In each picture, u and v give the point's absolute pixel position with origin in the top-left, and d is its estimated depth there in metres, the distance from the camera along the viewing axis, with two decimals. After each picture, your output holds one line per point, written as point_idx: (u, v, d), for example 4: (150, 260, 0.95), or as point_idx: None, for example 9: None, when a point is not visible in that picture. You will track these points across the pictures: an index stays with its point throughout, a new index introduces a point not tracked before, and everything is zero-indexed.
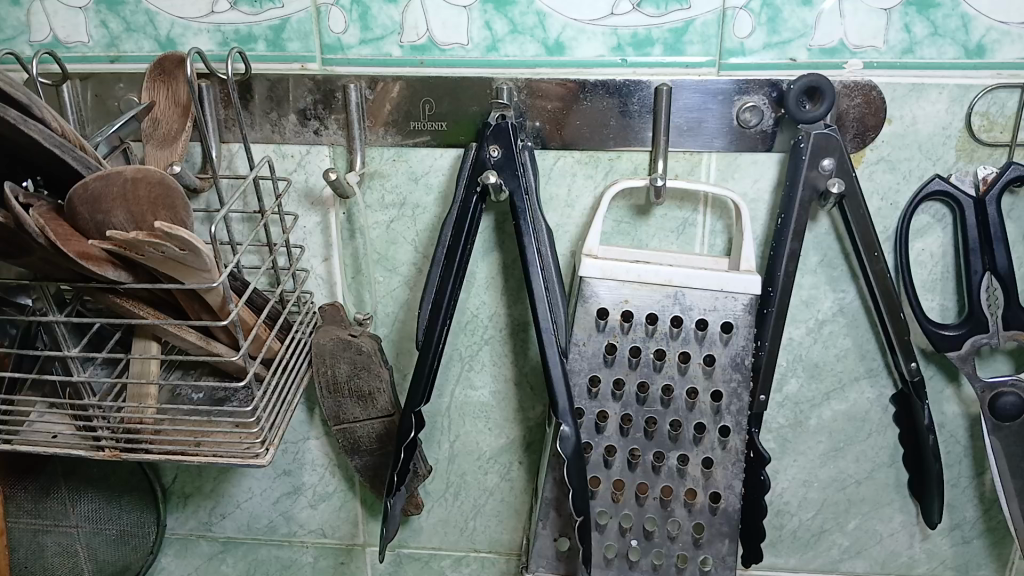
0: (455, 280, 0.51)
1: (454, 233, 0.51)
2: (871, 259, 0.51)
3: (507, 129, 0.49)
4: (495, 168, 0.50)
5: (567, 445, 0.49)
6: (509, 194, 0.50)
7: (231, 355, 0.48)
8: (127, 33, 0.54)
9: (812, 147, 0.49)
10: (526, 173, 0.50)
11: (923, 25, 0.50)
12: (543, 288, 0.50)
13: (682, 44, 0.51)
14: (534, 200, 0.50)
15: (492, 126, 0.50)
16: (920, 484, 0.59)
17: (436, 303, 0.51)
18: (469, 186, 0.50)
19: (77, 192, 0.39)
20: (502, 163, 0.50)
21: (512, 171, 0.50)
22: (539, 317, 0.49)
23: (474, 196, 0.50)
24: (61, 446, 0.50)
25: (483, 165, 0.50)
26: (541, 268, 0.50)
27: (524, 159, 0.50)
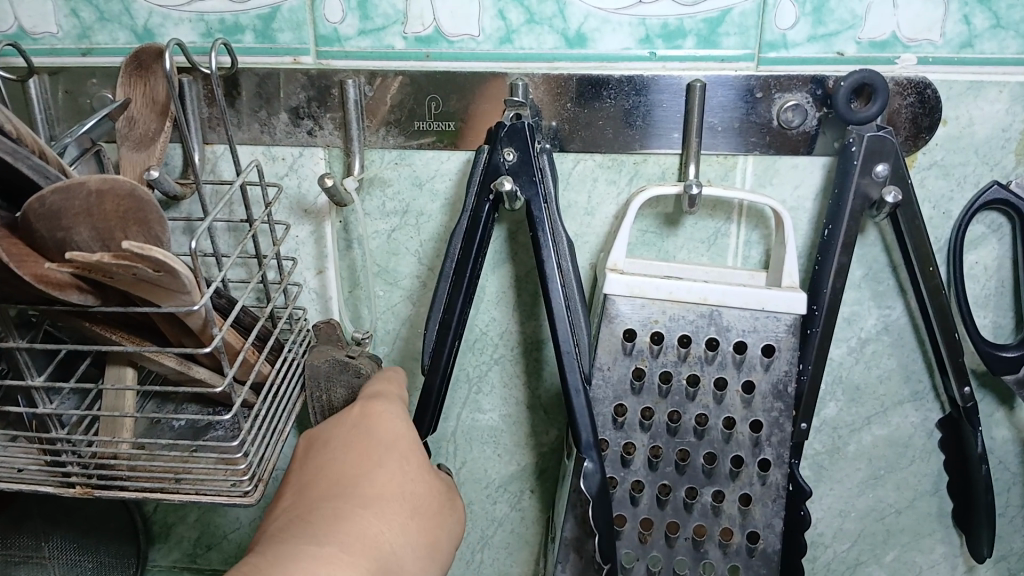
0: (466, 298, 0.46)
1: (464, 246, 0.45)
2: (925, 273, 0.46)
3: (524, 129, 0.44)
4: (509, 173, 0.44)
5: (592, 483, 0.45)
6: (525, 201, 0.45)
7: (215, 383, 0.43)
8: (99, 23, 0.49)
9: (865, 150, 0.44)
10: (545, 178, 0.45)
11: (984, 16, 0.45)
12: (564, 307, 0.45)
13: (717, 36, 0.46)
14: (555, 211, 0.45)
15: (506, 127, 0.44)
16: (967, 515, 0.54)
17: (445, 326, 0.46)
18: (479, 194, 0.45)
19: (32, 207, 0.33)
20: (518, 167, 0.44)
21: (529, 176, 0.44)
22: (559, 339, 0.45)
23: (487, 205, 0.45)
24: (27, 482, 0.45)
25: (496, 170, 0.45)
26: (563, 285, 0.45)
27: (544, 163, 0.45)
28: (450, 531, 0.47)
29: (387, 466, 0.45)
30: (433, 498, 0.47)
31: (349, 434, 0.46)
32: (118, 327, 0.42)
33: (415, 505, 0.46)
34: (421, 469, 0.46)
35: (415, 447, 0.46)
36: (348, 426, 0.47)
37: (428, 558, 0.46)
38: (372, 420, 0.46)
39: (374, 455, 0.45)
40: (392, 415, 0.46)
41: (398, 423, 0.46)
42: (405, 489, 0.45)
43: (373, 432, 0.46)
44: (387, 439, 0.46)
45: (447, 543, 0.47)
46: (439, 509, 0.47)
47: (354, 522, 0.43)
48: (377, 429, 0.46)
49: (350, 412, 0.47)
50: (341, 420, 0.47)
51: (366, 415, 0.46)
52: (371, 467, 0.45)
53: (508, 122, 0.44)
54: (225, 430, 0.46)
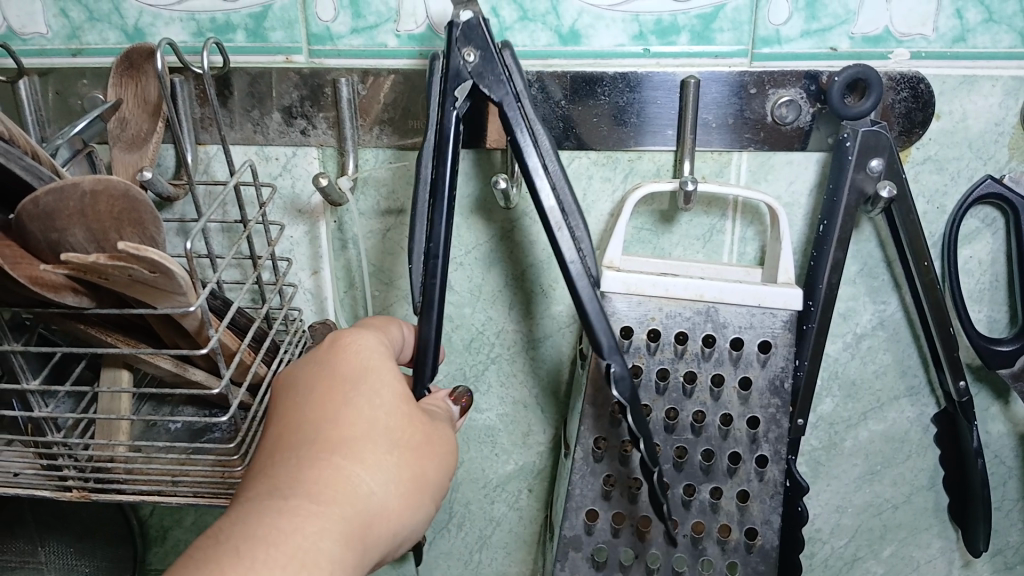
0: (448, 219, 0.41)
1: (436, 163, 0.41)
2: (920, 268, 0.46)
3: (480, 27, 0.39)
4: (471, 78, 0.40)
5: (623, 392, 0.41)
6: (498, 104, 0.40)
7: (211, 385, 0.43)
8: (90, 22, 0.48)
9: (859, 146, 0.44)
10: (511, 76, 0.40)
11: (976, 11, 0.45)
12: (559, 215, 0.41)
13: (710, 31, 0.46)
14: (529, 107, 0.41)
15: (458, 26, 0.39)
16: (963, 510, 0.54)
17: (427, 244, 0.42)
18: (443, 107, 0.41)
19: (25, 208, 0.33)
20: (476, 73, 0.40)
21: (494, 77, 0.40)
22: (562, 251, 0.41)
23: (457, 109, 0.41)
24: (23, 486, 0.45)
25: (459, 76, 0.40)
26: (553, 188, 0.41)
27: (509, 62, 0.40)
28: (444, 462, 0.40)
29: (356, 402, 0.39)
30: (420, 425, 0.40)
31: (311, 374, 0.40)
32: (114, 330, 0.42)
33: (394, 439, 0.39)
34: (398, 401, 0.39)
35: (388, 380, 0.40)
36: (312, 374, 0.40)
37: (412, 500, 0.39)
38: (339, 356, 0.40)
39: (340, 392, 0.39)
40: (359, 352, 0.40)
41: (369, 354, 0.40)
42: (381, 425, 0.39)
43: (339, 369, 0.40)
44: (355, 374, 0.39)
45: (436, 479, 0.40)
46: (426, 441, 0.39)
47: (320, 472, 0.37)
48: (344, 370, 0.40)
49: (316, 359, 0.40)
50: (304, 363, 0.41)
51: (334, 350, 0.40)
52: (336, 408, 0.39)
53: (462, 20, 0.39)
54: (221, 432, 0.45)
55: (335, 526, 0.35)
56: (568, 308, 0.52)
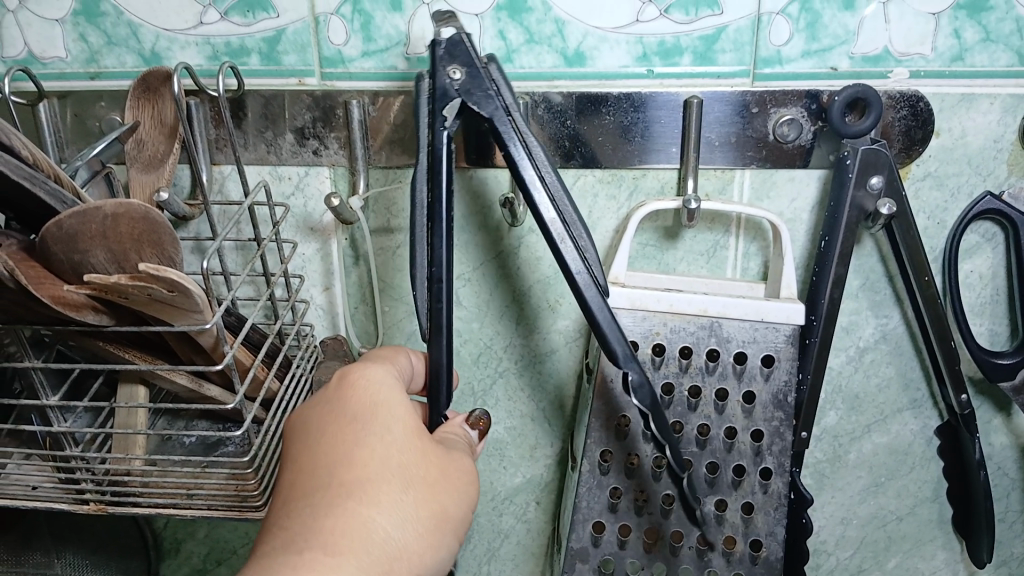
0: (448, 238, 0.41)
1: (431, 185, 0.40)
2: (921, 283, 0.47)
3: (463, 43, 0.39)
4: (460, 97, 0.40)
5: (643, 397, 0.42)
6: (487, 121, 0.40)
7: (224, 400, 0.43)
8: (107, 47, 0.50)
9: (859, 164, 0.45)
10: (500, 91, 0.40)
11: (974, 30, 0.46)
12: (561, 226, 0.41)
13: (713, 52, 0.47)
14: (520, 121, 0.41)
15: (441, 44, 0.39)
16: (967, 522, 0.55)
17: (430, 263, 0.41)
18: (433, 126, 0.40)
19: (49, 231, 0.34)
20: (463, 92, 0.40)
21: (482, 93, 0.40)
22: (568, 263, 0.41)
23: (448, 128, 0.40)
24: (42, 500, 0.46)
25: (447, 97, 0.40)
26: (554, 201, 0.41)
27: (495, 76, 0.41)
28: (463, 493, 0.41)
29: (368, 442, 0.40)
30: (435, 458, 0.41)
31: (323, 416, 0.41)
32: (131, 347, 0.43)
33: (410, 476, 0.40)
34: (408, 437, 0.41)
35: (398, 416, 0.41)
36: (324, 415, 0.41)
37: (433, 535, 0.39)
38: (348, 396, 0.42)
39: (353, 432, 0.40)
40: (368, 389, 0.42)
41: (378, 390, 0.42)
42: (395, 463, 0.40)
43: (349, 408, 0.41)
44: (364, 413, 0.41)
45: (455, 512, 0.41)
46: (443, 474, 0.40)
47: (336, 516, 0.38)
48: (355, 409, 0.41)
49: (327, 402, 0.42)
50: (316, 404, 0.42)
51: (344, 390, 0.42)
52: (350, 449, 0.40)
53: (445, 37, 0.39)
54: (235, 446, 0.46)
55: (355, 570, 0.36)
56: (573, 322, 0.53)
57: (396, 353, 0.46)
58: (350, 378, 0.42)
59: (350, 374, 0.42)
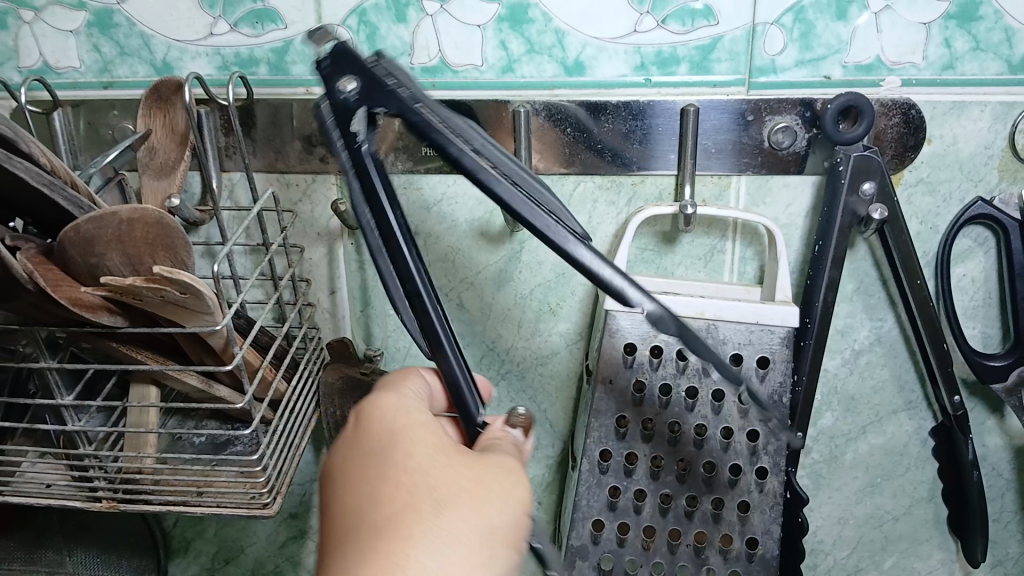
0: (411, 249, 0.38)
1: (375, 210, 0.38)
2: (913, 286, 0.48)
3: (346, 49, 0.37)
4: (362, 105, 0.37)
5: (667, 329, 0.34)
6: (398, 117, 0.37)
7: (234, 401, 0.45)
8: (120, 57, 0.51)
9: (852, 169, 0.46)
10: (401, 83, 0.38)
11: (964, 39, 0.47)
12: (516, 192, 0.36)
13: (708, 61, 0.48)
14: (433, 106, 0.37)
15: (325, 60, 0.37)
16: (962, 521, 0.55)
17: (403, 282, 0.38)
18: (348, 146, 0.38)
19: (68, 235, 0.36)
20: (362, 98, 0.37)
21: (383, 92, 0.37)
22: (536, 225, 0.36)
23: (364, 142, 0.38)
24: (56, 497, 0.47)
25: (347, 111, 0.37)
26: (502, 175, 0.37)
27: (390, 70, 0.38)
28: (511, 496, 0.37)
29: (390, 474, 0.37)
30: (469, 471, 0.37)
31: (343, 466, 0.39)
32: (143, 348, 0.44)
33: (443, 496, 0.36)
34: (433, 458, 0.37)
35: (419, 441, 0.38)
36: (346, 459, 0.39)
37: (487, 554, 0.35)
38: (363, 434, 0.39)
39: (373, 469, 0.37)
40: (382, 420, 0.39)
41: (391, 419, 0.39)
42: (424, 488, 0.36)
43: (369, 445, 0.38)
44: (383, 444, 0.38)
45: (508, 522, 0.36)
46: (480, 484, 0.36)
47: (369, 559, 0.34)
48: (373, 444, 0.38)
49: (346, 443, 0.39)
50: (337, 447, 0.40)
51: (360, 427, 0.39)
52: (374, 490, 0.37)
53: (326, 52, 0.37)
54: (244, 445, 0.48)
55: None
56: (573, 325, 0.54)
57: (413, 376, 0.43)
58: (363, 415, 0.40)
59: (363, 410, 0.40)
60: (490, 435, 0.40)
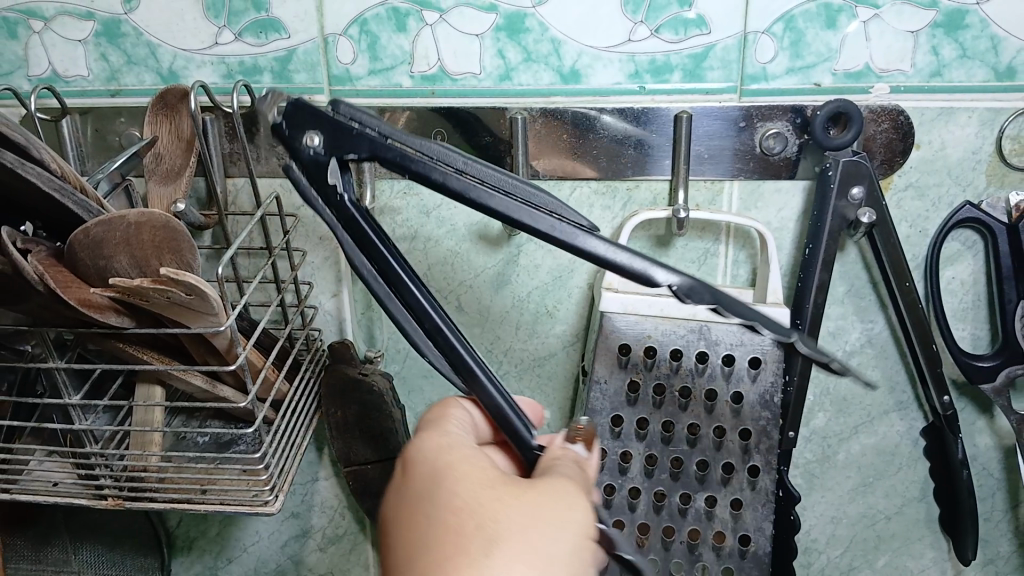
0: (419, 284, 0.39)
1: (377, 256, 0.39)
2: (902, 288, 0.49)
3: (300, 108, 0.37)
4: (332, 156, 0.37)
5: (701, 297, 0.35)
6: (371, 158, 0.37)
7: (237, 400, 0.46)
8: (127, 66, 0.53)
9: (841, 175, 0.47)
10: (364, 123, 0.37)
11: (951, 47, 0.48)
12: (512, 205, 0.36)
13: (701, 70, 0.49)
14: (402, 137, 0.37)
15: (283, 127, 0.38)
16: (953, 520, 0.56)
17: (420, 320, 0.39)
18: (330, 201, 0.38)
19: (78, 238, 0.37)
20: (330, 150, 0.37)
21: (349, 139, 0.37)
22: (537, 228, 0.36)
23: (343, 191, 0.38)
24: (62, 495, 0.48)
25: (320, 166, 0.38)
26: (490, 188, 0.37)
27: (350, 113, 0.38)
28: (568, 521, 0.35)
29: (439, 511, 0.35)
30: (522, 502, 0.36)
31: (391, 513, 0.37)
32: (149, 348, 0.45)
33: (500, 529, 0.34)
34: (481, 491, 0.36)
35: (466, 475, 0.37)
36: (396, 505, 0.37)
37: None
38: (409, 478, 0.38)
39: (423, 510, 0.36)
40: (426, 460, 0.38)
41: (435, 456, 0.38)
42: (479, 521, 0.35)
43: (415, 486, 0.37)
44: (428, 484, 0.37)
45: (567, 550, 0.35)
46: (535, 513, 0.35)
47: None
48: (419, 486, 0.37)
49: (394, 491, 0.38)
50: (387, 495, 0.39)
51: (406, 471, 0.38)
52: (427, 531, 0.35)
53: (281, 118, 0.38)
54: (247, 444, 0.49)
55: None
56: (570, 327, 0.55)
57: (455, 408, 0.42)
58: (408, 460, 0.39)
59: (408, 455, 0.39)
60: (551, 455, 0.40)
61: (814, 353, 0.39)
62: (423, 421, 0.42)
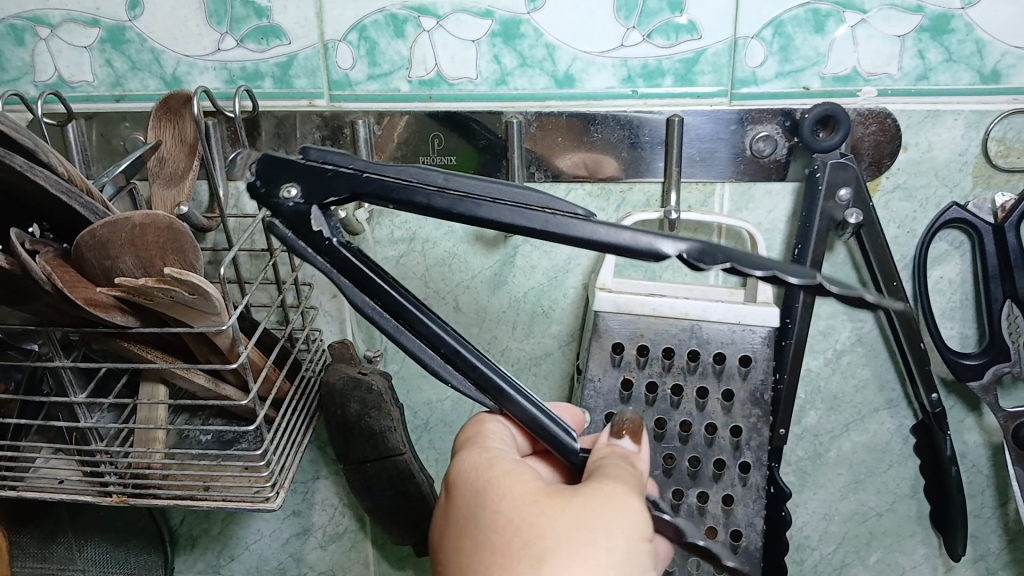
0: (427, 313, 0.38)
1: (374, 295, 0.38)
2: (890, 289, 0.50)
3: (272, 163, 0.38)
4: (313, 202, 0.37)
5: (714, 257, 0.32)
6: (353, 196, 0.37)
7: (240, 398, 0.47)
8: (132, 71, 0.54)
9: (828, 177, 0.48)
10: (340, 164, 0.37)
11: (937, 51, 0.49)
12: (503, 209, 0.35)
13: (693, 74, 0.50)
14: (380, 169, 0.37)
15: (258, 187, 0.38)
16: (943, 516, 0.57)
17: (436, 346, 0.38)
18: (318, 247, 0.38)
19: (84, 238, 0.38)
20: (310, 197, 0.37)
21: (325, 182, 0.37)
22: (529, 226, 0.35)
23: (331, 235, 0.38)
24: (68, 492, 0.49)
25: (302, 216, 0.37)
26: (476, 198, 0.36)
27: (324, 157, 0.38)
28: (615, 524, 0.36)
29: (491, 537, 0.37)
30: (566, 513, 0.36)
31: (454, 532, 0.39)
32: (153, 347, 0.46)
33: (545, 545, 0.35)
34: (524, 508, 0.37)
35: (510, 494, 0.38)
36: (454, 531, 0.39)
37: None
38: (461, 503, 0.40)
39: (477, 533, 0.38)
40: (473, 484, 0.40)
41: (479, 479, 0.40)
42: (524, 540, 0.36)
43: (467, 512, 0.39)
44: (476, 508, 0.39)
45: (619, 553, 0.35)
46: (578, 525, 0.36)
47: None
48: (471, 510, 0.39)
49: (452, 518, 0.40)
50: (447, 520, 0.41)
51: (458, 495, 0.40)
52: (483, 551, 0.37)
53: (253, 182, 0.38)
54: (249, 441, 0.50)
55: None
56: (566, 327, 0.56)
57: (494, 424, 0.44)
58: (457, 486, 0.41)
59: (456, 481, 0.41)
60: (598, 455, 0.40)
61: (846, 291, 0.31)
62: (466, 438, 0.43)
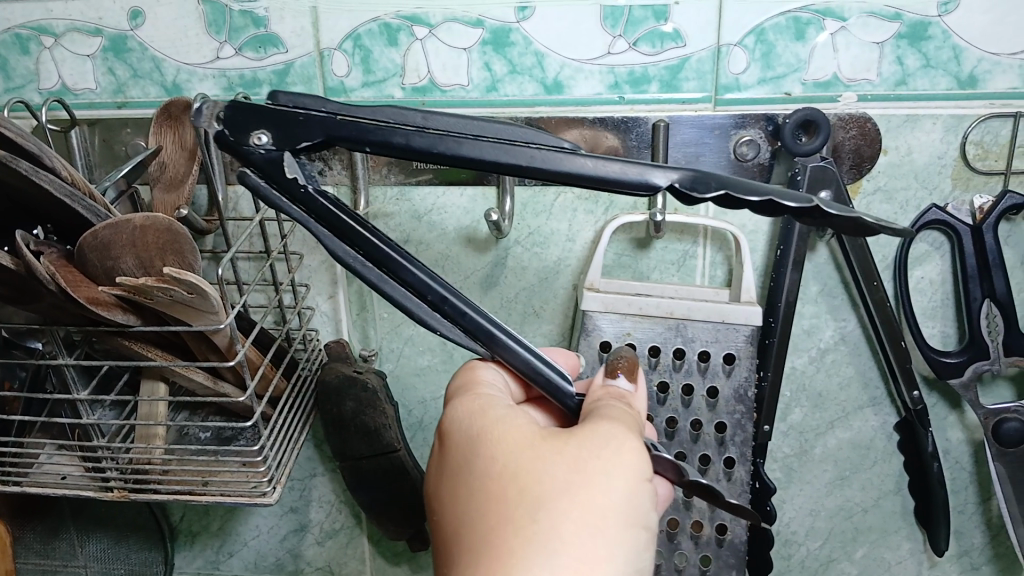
0: (413, 261, 0.40)
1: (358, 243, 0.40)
2: (870, 288, 0.51)
3: (238, 112, 0.39)
4: (286, 149, 0.39)
5: (705, 185, 0.36)
6: (327, 139, 0.39)
7: (237, 395, 0.48)
8: (133, 79, 0.55)
9: (808, 179, 0.50)
10: (309, 110, 0.39)
11: (915, 57, 0.50)
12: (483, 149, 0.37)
13: (677, 80, 0.52)
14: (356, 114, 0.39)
15: (228, 136, 0.39)
16: (926, 512, 0.58)
17: (422, 294, 0.40)
18: (295, 195, 0.39)
19: (87, 240, 0.39)
20: (281, 143, 0.39)
21: (297, 126, 0.39)
22: (508, 162, 0.37)
23: (305, 182, 0.40)
24: (70, 487, 0.50)
25: (275, 162, 0.39)
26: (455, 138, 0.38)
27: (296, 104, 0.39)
28: (612, 467, 0.37)
29: (488, 481, 0.38)
30: (564, 457, 0.38)
31: (449, 479, 0.41)
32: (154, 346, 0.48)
33: (545, 490, 0.37)
34: (520, 452, 0.39)
35: (505, 440, 0.39)
36: (449, 475, 0.41)
37: (604, 534, 0.36)
38: (454, 448, 0.41)
39: (474, 479, 0.39)
40: (465, 430, 0.41)
41: (473, 424, 0.41)
42: (522, 487, 0.37)
43: (461, 457, 0.41)
44: (471, 453, 0.40)
45: (619, 495, 0.37)
46: (576, 470, 0.37)
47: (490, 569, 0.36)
48: (466, 455, 0.40)
49: (445, 461, 0.42)
50: (441, 463, 0.42)
51: (451, 438, 0.42)
52: (481, 496, 0.39)
53: (219, 133, 0.39)
54: (247, 439, 0.51)
55: None
56: (556, 327, 0.58)
57: (482, 370, 0.45)
58: (449, 431, 0.42)
59: (448, 426, 0.42)
60: (595, 397, 0.42)
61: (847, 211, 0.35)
62: (455, 386, 0.45)
